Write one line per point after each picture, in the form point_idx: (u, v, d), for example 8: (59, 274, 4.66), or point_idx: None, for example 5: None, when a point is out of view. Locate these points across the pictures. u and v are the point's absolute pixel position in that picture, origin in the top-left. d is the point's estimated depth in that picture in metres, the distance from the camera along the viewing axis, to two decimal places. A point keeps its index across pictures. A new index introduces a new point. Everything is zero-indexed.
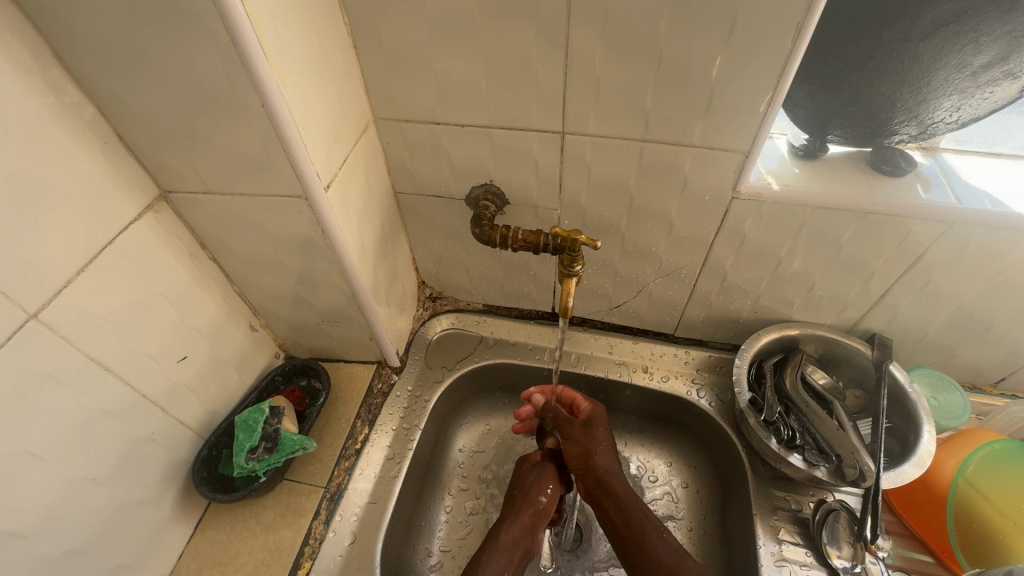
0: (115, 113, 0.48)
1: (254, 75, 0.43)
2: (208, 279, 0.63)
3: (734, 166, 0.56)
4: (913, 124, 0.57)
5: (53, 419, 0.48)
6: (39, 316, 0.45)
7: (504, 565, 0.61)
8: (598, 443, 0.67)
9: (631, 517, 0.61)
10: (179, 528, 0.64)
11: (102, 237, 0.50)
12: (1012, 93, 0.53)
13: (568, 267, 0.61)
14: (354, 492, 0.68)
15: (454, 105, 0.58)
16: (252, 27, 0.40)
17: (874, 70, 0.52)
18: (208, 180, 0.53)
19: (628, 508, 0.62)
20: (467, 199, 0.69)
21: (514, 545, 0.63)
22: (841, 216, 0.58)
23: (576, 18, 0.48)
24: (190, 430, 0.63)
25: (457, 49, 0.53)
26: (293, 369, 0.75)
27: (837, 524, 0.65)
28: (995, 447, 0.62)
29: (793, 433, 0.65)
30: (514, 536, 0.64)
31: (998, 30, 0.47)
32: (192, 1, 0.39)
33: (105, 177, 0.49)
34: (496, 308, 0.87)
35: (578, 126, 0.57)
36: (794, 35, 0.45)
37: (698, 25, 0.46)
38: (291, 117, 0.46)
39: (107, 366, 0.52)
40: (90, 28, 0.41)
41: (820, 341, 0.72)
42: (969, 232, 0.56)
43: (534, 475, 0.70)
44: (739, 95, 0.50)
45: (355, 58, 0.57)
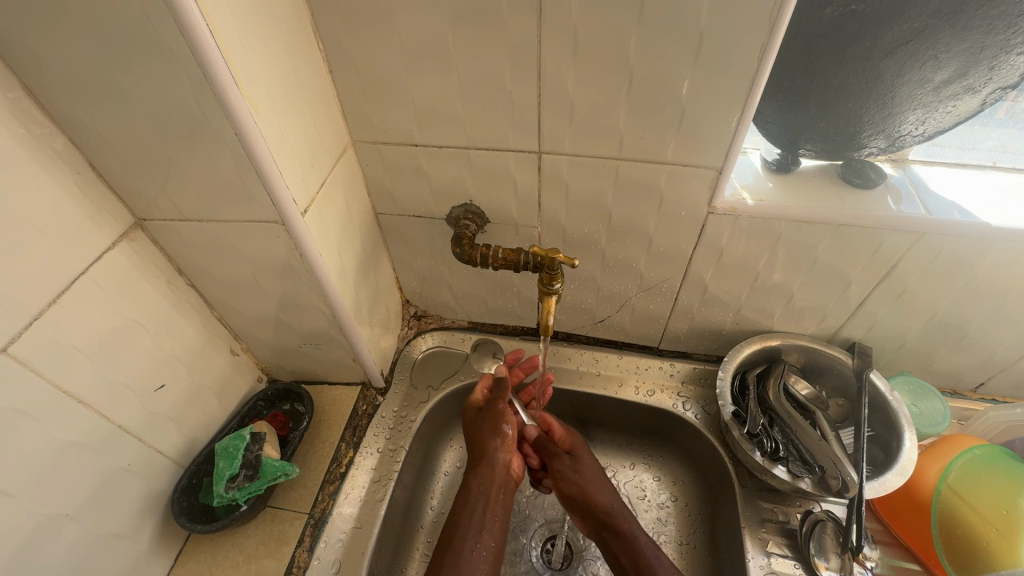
0: (90, 146, 0.48)
1: (226, 104, 0.43)
2: (188, 306, 0.62)
3: (708, 182, 0.57)
4: (881, 137, 0.58)
5: (23, 455, 0.47)
6: (9, 351, 0.44)
7: (480, 508, 0.64)
8: (586, 475, 0.68)
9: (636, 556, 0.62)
10: (158, 560, 0.62)
11: (76, 267, 0.49)
12: (974, 107, 0.54)
13: (547, 286, 0.61)
14: (339, 518, 0.67)
15: (430, 127, 0.59)
16: (223, 57, 0.41)
17: (839, 87, 0.53)
18: (184, 207, 0.53)
19: (631, 544, 0.63)
20: (448, 218, 0.69)
21: (486, 485, 0.66)
22: (814, 229, 0.59)
23: (546, 41, 0.49)
24: (169, 459, 0.62)
25: (431, 73, 0.54)
26: (276, 394, 0.74)
27: (824, 535, 0.65)
28: (976, 453, 0.63)
29: (776, 445, 0.66)
30: (484, 477, 0.66)
31: (956, 47, 0.49)
32: (161, 33, 0.39)
33: (77, 208, 0.49)
34: (481, 326, 0.86)
35: (554, 146, 0.58)
36: (759, 55, 0.46)
37: (666, 47, 0.47)
38: (265, 144, 0.47)
39: (80, 398, 0.51)
40: (61, 61, 0.41)
41: (801, 350, 0.72)
42: (939, 242, 0.57)
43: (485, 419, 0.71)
44: (710, 113, 0.51)
45: (331, 83, 0.57)
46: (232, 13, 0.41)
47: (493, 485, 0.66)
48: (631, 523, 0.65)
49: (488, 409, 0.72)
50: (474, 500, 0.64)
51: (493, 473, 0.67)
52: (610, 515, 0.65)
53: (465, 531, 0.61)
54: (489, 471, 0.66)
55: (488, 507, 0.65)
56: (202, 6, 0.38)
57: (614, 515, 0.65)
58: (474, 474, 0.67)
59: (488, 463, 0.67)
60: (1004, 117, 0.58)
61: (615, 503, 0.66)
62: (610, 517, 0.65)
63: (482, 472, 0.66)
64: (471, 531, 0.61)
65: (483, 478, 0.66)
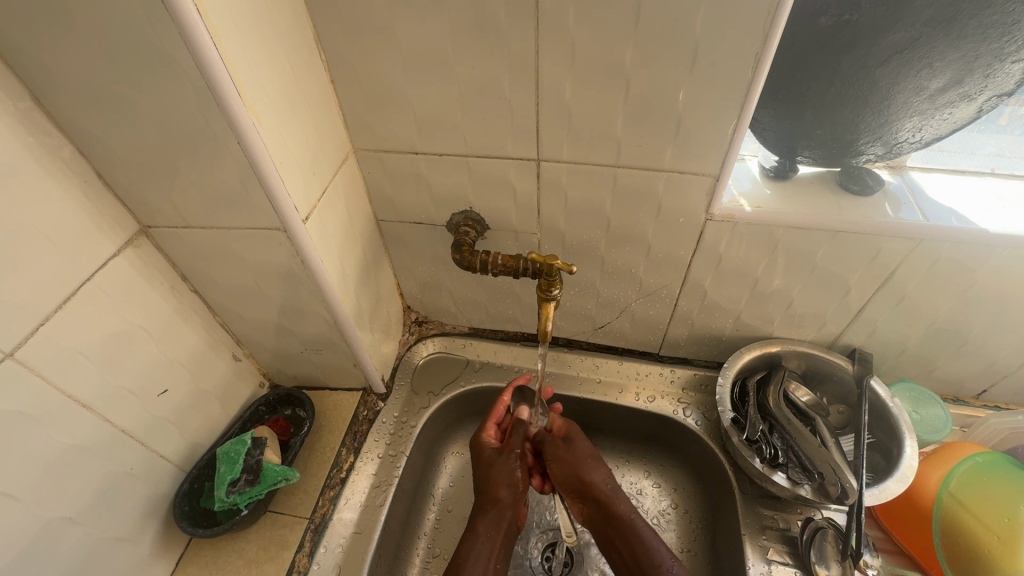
0: (96, 154, 0.49)
1: (230, 114, 0.44)
2: (190, 311, 0.63)
3: (705, 189, 0.57)
4: (878, 144, 0.58)
5: (28, 458, 0.47)
6: (15, 355, 0.45)
7: (487, 552, 0.61)
8: (583, 459, 0.68)
9: (635, 539, 0.62)
10: (159, 564, 0.63)
11: (81, 272, 0.50)
12: (970, 114, 0.55)
13: (546, 292, 0.62)
14: (339, 523, 0.67)
15: (429, 135, 0.60)
16: (226, 67, 0.42)
17: (835, 95, 0.54)
18: (188, 214, 0.54)
19: (630, 530, 0.63)
20: (449, 225, 0.69)
21: (495, 530, 0.63)
22: (812, 236, 0.59)
23: (545, 50, 0.50)
24: (171, 463, 0.63)
25: (431, 82, 0.55)
26: (278, 399, 0.75)
27: (825, 542, 0.64)
28: (978, 460, 0.62)
29: (776, 451, 0.66)
30: (493, 521, 0.64)
31: (950, 55, 0.49)
32: (167, 45, 0.40)
33: (84, 215, 0.50)
34: (482, 331, 0.87)
35: (552, 154, 0.58)
36: (754, 63, 0.47)
37: (662, 56, 0.48)
38: (267, 151, 0.47)
39: (85, 402, 0.52)
40: (70, 73, 0.43)
41: (801, 356, 0.72)
42: (937, 249, 0.57)
43: (497, 462, 0.68)
44: (706, 121, 0.52)
45: (333, 92, 0.58)
46: (236, 25, 0.42)
47: (500, 527, 0.64)
48: (627, 507, 0.65)
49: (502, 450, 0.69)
50: (481, 545, 0.62)
51: (501, 521, 0.64)
52: (608, 497, 0.65)
53: (470, 567, 0.59)
54: (499, 514, 0.64)
55: (493, 556, 0.61)
56: (207, 19, 0.39)
57: (609, 496, 0.65)
58: (484, 516, 0.64)
59: (500, 510, 0.65)
60: (1005, 122, 0.58)
61: (610, 485, 0.66)
62: (607, 501, 0.65)
63: (490, 517, 0.64)
64: (479, 571, 0.59)
65: (491, 521, 0.64)
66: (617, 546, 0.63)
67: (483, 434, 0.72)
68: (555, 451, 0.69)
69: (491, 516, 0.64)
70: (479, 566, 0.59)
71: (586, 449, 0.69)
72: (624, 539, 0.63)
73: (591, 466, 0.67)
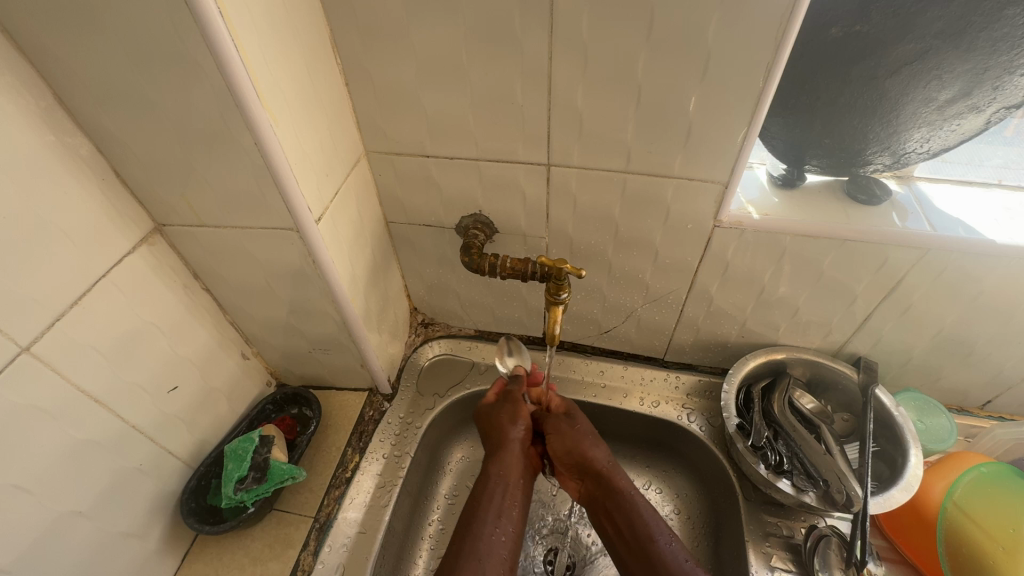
0: (114, 153, 0.50)
1: (248, 115, 0.44)
2: (201, 309, 0.64)
3: (714, 196, 0.58)
4: (886, 155, 0.59)
5: (42, 451, 0.48)
6: (31, 349, 0.46)
7: (500, 495, 0.63)
8: (582, 435, 0.68)
9: (632, 515, 0.62)
10: (165, 560, 0.63)
11: (97, 269, 0.51)
12: (979, 125, 0.55)
13: (554, 295, 0.62)
14: (344, 522, 0.67)
15: (441, 138, 0.60)
16: (244, 68, 0.42)
17: (845, 105, 0.54)
18: (202, 213, 0.55)
19: (630, 507, 0.62)
20: (458, 228, 0.70)
21: (505, 473, 0.65)
22: (820, 244, 0.59)
23: (558, 56, 0.50)
24: (180, 460, 0.63)
25: (444, 86, 0.55)
26: (284, 398, 0.75)
27: (829, 551, 0.64)
28: (983, 471, 0.62)
29: (781, 457, 0.66)
30: (502, 465, 0.66)
31: (959, 67, 0.50)
32: (189, 47, 0.41)
33: (101, 212, 0.50)
34: (487, 334, 0.87)
35: (562, 159, 0.59)
36: (765, 73, 0.48)
37: (674, 65, 0.49)
38: (282, 153, 0.48)
39: (98, 398, 0.52)
40: (92, 72, 0.43)
41: (807, 364, 0.72)
42: (946, 259, 0.57)
43: (502, 412, 0.70)
44: (716, 129, 0.52)
45: (347, 95, 0.59)
46: (256, 28, 0.43)
47: (511, 471, 0.65)
48: (627, 484, 0.65)
49: (505, 399, 0.71)
50: (494, 486, 0.64)
51: (512, 462, 0.66)
52: (610, 473, 0.65)
53: (482, 511, 0.61)
54: (507, 458, 0.66)
55: (509, 495, 0.64)
56: (228, 22, 0.40)
57: (610, 471, 0.66)
58: (494, 460, 0.66)
59: (506, 451, 0.66)
60: (1011, 134, 0.59)
61: (611, 463, 0.67)
62: (607, 476, 0.65)
63: (500, 461, 0.66)
64: (489, 514, 0.61)
65: (501, 465, 0.65)
66: (617, 522, 0.63)
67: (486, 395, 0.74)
68: (557, 424, 0.70)
69: (500, 460, 0.66)
70: (495, 505, 0.62)
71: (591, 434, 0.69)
72: (621, 517, 0.62)
73: (592, 448, 0.67)
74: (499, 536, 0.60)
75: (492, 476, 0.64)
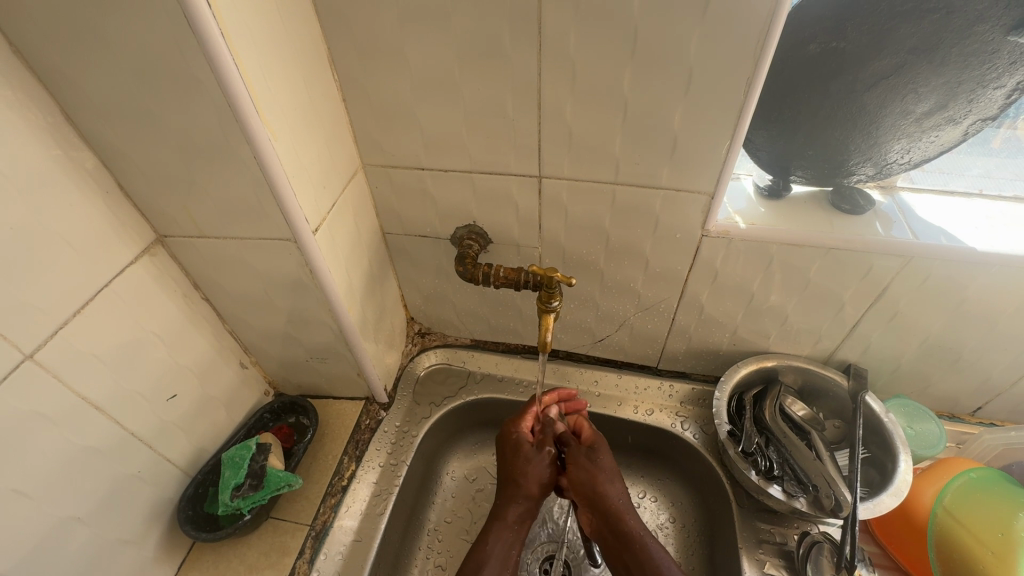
0: (118, 166, 0.51)
1: (247, 130, 0.46)
2: (201, 318, 0.65)
3: (701, 207, 0.59)
4: (868, 165, 0.60)
5: (42, 456, 0.49)
6: (34, 356, 0.47)
7: (510, 544, 0.62)
8: (603, 470, 0.67)
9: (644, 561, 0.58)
10: (162, 568, 0.63)
11: (100, 279, 0.52)
12: (957, 137, 0.57)
13: (546, 304, 0.64)
14: (339, 530, 0.68)
15: (436, 152, 0.62)
16: (245, 87, 0.44)
17: (826, 117, 0.56)
18: (203, 225, 0.56)
19: (637, 546, 0.60)
20: (452, 239, 0.72)
21: (522, 526, 0.64)
22: (806, 253, 0.61)
23: (547, 72, 0.52)
24: (178, 468, 0.64)
25: (438, 102, 0.57)
26: (282, 406, 0.76)
27: (821, 556, 0.64)
28: (972, 476, 0.63)
29: (771, 464, 0.67)
30: (523, 515, 0.65)
31: (934, 81, 0.51)
32: (192, 66, 0.43)
33: (105, 224, 0.52)
34: (483, 343, 0.88)
35: (553, 171, 0.61)
36: (745, 89, 0.49)
37: (659, 80, 0.51)
38: (280, 166, 0.50)
39: (98, 405, 0.53)
40: (100, 90, 0.45)
41: (797, 371, 0.73)
42: (929, 266, 0.59)
43: (529, 454, 0.68)
44: (701, 141, 0.54)
45: (344, 111, 0.61)
46: (256, 48, 0.45)
47: (524, 525, 0.65)
48: (638, 526, 0.62)
49: (538, 447, 0.69)
50: (509, 537, 0.63)
51: (529, 514, 0.65)
52: (620, 512, 0.63)
53: (491, 555, 0.60)
54: (527, 511, 0.65)
55: (517, 544, 0.63)
56: (231, 43, 0.42)
57: (621, 511, 0.63)
58: (513, 504, 0.65)
59: (529, 507, 0.66)
60: (997, 146, 0.62)
61: (623, 501, 0.64)
62: (617, 515, 0.63)
63: (521, 509, 0.65)
64: (496, 565, 0.60)
65: (520, 514, 0.65)
66: (625, 561, 0.60)
67: (518, 425, 0.72)
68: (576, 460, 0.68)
69: (522, 509, 0.65)
70: (501, 554, 0.61)
71: (614, 476, 0.67)
72: (629, 557, 0.60)
73: (611, 489, 0.65)
74: None
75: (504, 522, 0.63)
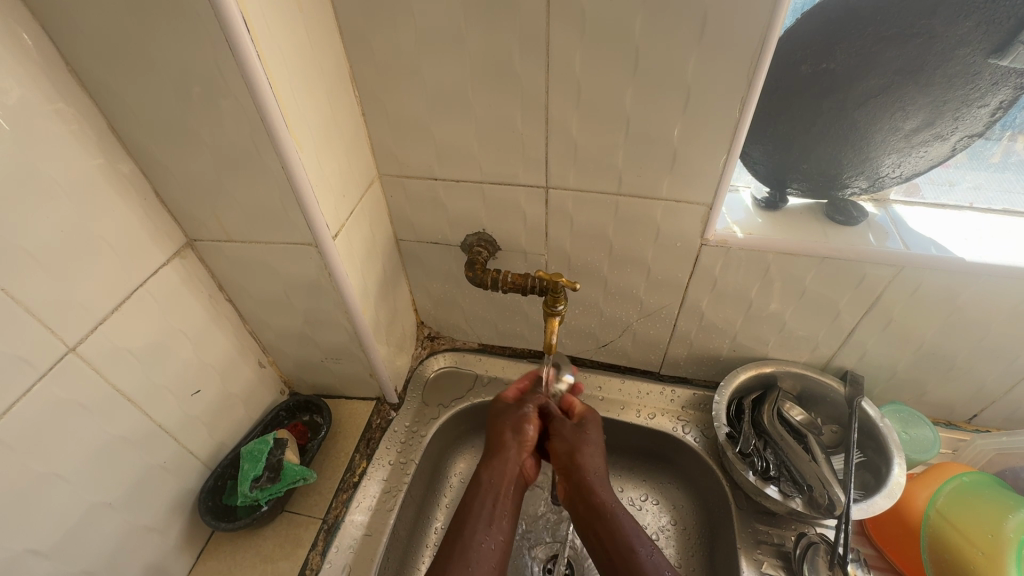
0: (155, 175, 0.55)
1: (277, 142, 0.50)
2: (224, 318, 0.68)
3: (700, 217, 0.62)
4: (861, 179, 0.63)
5: (80, 442, 0.52)
6: (76, 349, 0.51)
7: (490, 505, 0.63)
8: (585, 442, 0.69)
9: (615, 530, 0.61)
10: (181, 557, 0.66)
11: (135, 278, 0.56)
12: (945, 151, 0.59)
13: (551, 307, 0.67)
14: (351, 524, 0.70)
15: (449, 163, 0.66)
16: (277, 103, 0.48)
17: (819, 132, 0.59)
18: (230, 230, 0.60)
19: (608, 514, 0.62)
20: (463, 245, 0.75)
21: (497, 480, 0.66)
22: (802, 261, 0.63)
23: (554, 90, 0.56)
24: (199, 460, 0.67)
25: (451, 117, 0.61)
26: (297, 405, 0.80)
27: (817, 556, 0.66)
28: (965, 480, 0.65)
29: (768, 464, 0.69)
30: (496, 473, 0.66)
31: (921, 100, 0.54)
32: (229, 83, 0.46)
33: (141, 227, 0.56)
34: (491, 348, 0.91)
35: (559, 182, 0.64)
36: (740, 105, 0.53)
37: (659, 98, 0.54)
38: (305, 175, 0.53)
39: (130, 396, 0.57)
40: (144, 105, 0.49)
41: (795, 377, 0.76)
42: (920, 275, 0.61)
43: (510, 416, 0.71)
44: (699, 154, 0.57)
45: (363, 124, 0.64)
46: (287, 67, 0.49)
47: (503, 479, 0.66)
48: (611, 499, 0.64)
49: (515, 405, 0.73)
50: (484, 494, 0.64)
51: (506, 472, 0.67)
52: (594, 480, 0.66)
53: (473, 517, 0.62)
54: (501, 466, 0.67)
55: (498, 506, 0.64)
56: (265, 63, 0.46)
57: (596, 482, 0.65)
58: (488, 466, 0.67)
59: (502, 460, 0.67)
60: (997, 161, 0.62)
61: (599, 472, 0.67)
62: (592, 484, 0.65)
63: (494, 467, 0.67)
64: (480, 523, 0.61)
65: (494, 473, 0.66)
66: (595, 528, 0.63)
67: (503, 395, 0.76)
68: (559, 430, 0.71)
69: (494, 468, 0.67)
70: (481, 513, 0.62)
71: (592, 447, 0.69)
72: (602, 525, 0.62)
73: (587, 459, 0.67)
74: (489, 544, 0.60)
75: (482, 485, 0.65)
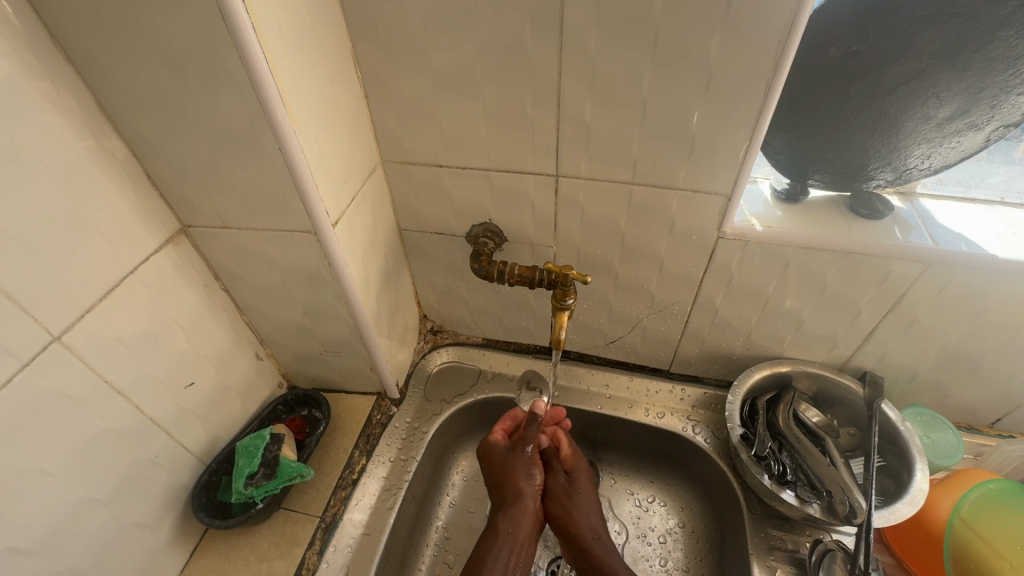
0: (147, 156, 0.53)
1: (274, 122, 0.47)
2: (220, 309, 0.66)
3: (717, 209, 0.60)
4: (888, 171, 0.60)
5: (68, 436, 0.50)
6: (62, 338, 0.48)
7: (506, 553, 0.64)
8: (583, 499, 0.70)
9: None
10: (174, 554, 0.64)
11: (126, 265, 0.53)
12: (978, 143, 0.56)
13: (560, 301, 0.64)
14: (349, 523, 0.68)
15: (455, 149, 0.63)
16: (274, 80, 0.45)
17: (845, 120, 0.56)
18: (226, 215, 0.57)
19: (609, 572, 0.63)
20: (468, 236, 0.72)
21: (514, 530, 0.66)
22: (823, 257, 0.60)
23: (567, 71, 0.53)
24: (193, 454, 0.65)
25: (458, 100, 0.58)
26: (295, 399, 0.77)
27: (834, 564, 0.63)
28: (991, 487, 0.62)
29: (784, 468, 0.66)
30: (512, 520, 0.67)
31: (956, 87, 0.51)
32: (223, 58, 0.44)
33: (133, 211, 0.53)
34: (495, 343, 0.89)
35: (570, 170, 0.61)
36: (765, 90, 0.50)
37: (679, 81, 0.51)
38: (304, 157, 0.51)
39: (120, 389, 0.54)
40: (134, 81, 0.47)
41: (811, 377, 0.73)
42: (949, 273, 0.58)
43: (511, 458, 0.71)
44: (719, 142, 0.54)
45: (366, 107, 0.62)
46: (285, 43, 0.46)
47: (519, 528, 0.67)
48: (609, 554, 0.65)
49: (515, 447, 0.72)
50: (500, 544, 0.65)
51: (521, 520, 0.67)
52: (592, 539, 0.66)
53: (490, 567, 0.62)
54: (519, 515, 0.67)
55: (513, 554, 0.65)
56: (262, 37, 0.43)
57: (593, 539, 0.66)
58: (504, 515, 0.67)
59: (520, 508, 0.68)
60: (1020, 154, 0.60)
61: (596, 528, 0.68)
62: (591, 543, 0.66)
63: (509, 514, 0.67)
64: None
65: (511, 522, 0.67)
66: None
67: (493, 437, 0.73)
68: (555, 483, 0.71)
69: (511, 515, 0.67)
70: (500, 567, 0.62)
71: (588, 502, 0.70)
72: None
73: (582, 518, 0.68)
74: None
75: (499, 535, 0.65)
